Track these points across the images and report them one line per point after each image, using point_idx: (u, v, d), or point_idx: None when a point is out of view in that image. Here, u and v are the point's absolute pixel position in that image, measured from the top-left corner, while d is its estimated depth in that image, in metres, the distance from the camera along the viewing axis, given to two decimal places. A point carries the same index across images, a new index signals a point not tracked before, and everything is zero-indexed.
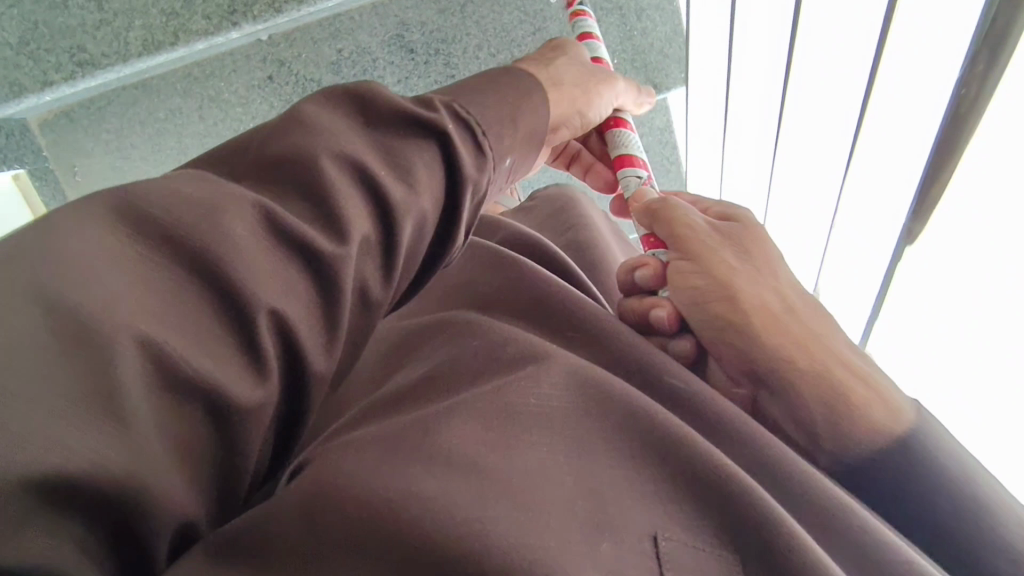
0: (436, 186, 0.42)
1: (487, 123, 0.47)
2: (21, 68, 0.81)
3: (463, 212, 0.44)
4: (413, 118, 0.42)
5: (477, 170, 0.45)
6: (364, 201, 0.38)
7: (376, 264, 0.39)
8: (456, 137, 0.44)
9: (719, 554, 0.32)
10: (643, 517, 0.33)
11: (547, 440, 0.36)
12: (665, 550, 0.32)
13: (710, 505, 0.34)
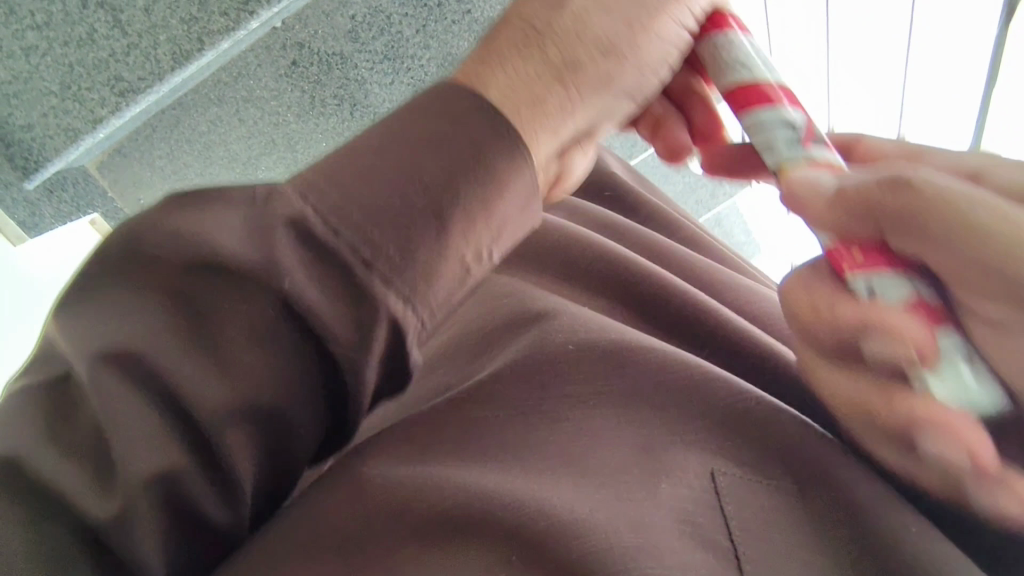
0: (289, 398, 0.29)
1: (375, 244, 0.29)
2: (70, 112, 0.84)
3: (359, 384, 0.30)
4: (225, 290, 0.28)
5: (353, 337, 0.29)
6: (171, 419, 0.27)
7: (240, 488, 0.29)
8: (308, 286, 0.28)
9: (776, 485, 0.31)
10: (692, 456, 0.32)
11: (576, 390, 0.34)
12: (724, 487, 0.31)
13: (758, 445, 0.32)
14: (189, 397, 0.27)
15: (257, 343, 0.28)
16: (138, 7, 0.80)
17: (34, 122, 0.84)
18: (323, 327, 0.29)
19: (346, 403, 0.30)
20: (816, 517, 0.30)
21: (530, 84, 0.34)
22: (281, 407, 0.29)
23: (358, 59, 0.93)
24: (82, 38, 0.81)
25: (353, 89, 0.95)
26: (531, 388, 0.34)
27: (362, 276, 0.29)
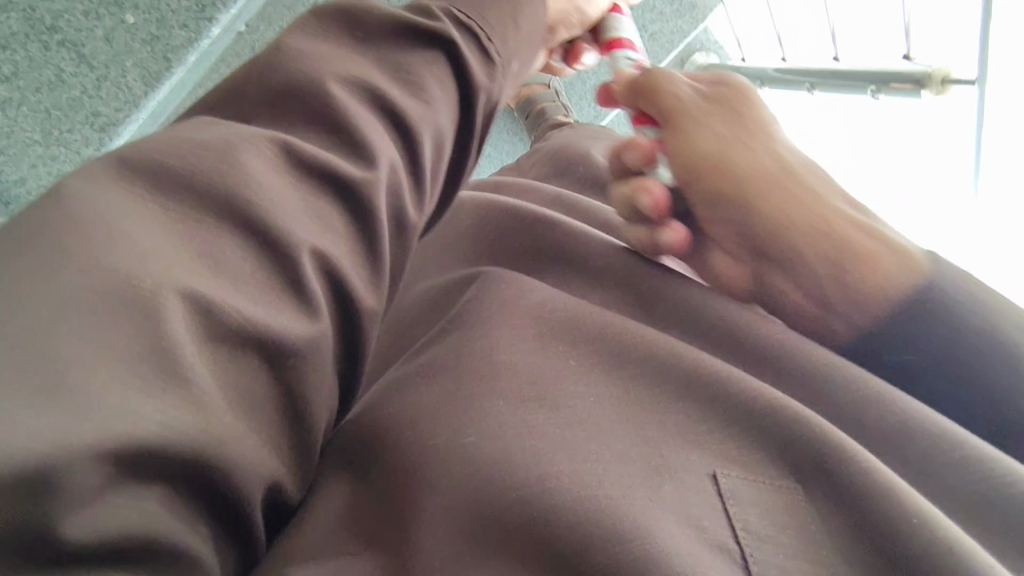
0: (449, 99, 0.38)
1: (491, 23, 0.41)
2: (59, 157, 0.83)
3: (477, 125, 0.41)
4: (415, 22, 0.38)
5: (485, 76, 0.40)
6: (378, 120, 0.34)
7: (404, 184, 0.35)
8: (462, 41, 0.39)
9: (780, 485, 0.30)
10: (698, 455, 0.31)
11: (581, 389, 0.34)
12: (727, 489, 0.29)
13: (771, 459, 0.31)
14: (364, 123, 0.33)
15: (410, 79, 0.37)
16: (97, 37, 0.78)
17: (25, 174, 0.82)
18: (466, 60, 0.39)
19: (466, 140, 0.41)
20: (832, 527, 0.28)
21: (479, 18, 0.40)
22: (426, 127, 0.36)
23: None
24: (52, 81, 0.78)
25: None
26: (530, 389, 0.33)
27: (487, 45, 0.40)
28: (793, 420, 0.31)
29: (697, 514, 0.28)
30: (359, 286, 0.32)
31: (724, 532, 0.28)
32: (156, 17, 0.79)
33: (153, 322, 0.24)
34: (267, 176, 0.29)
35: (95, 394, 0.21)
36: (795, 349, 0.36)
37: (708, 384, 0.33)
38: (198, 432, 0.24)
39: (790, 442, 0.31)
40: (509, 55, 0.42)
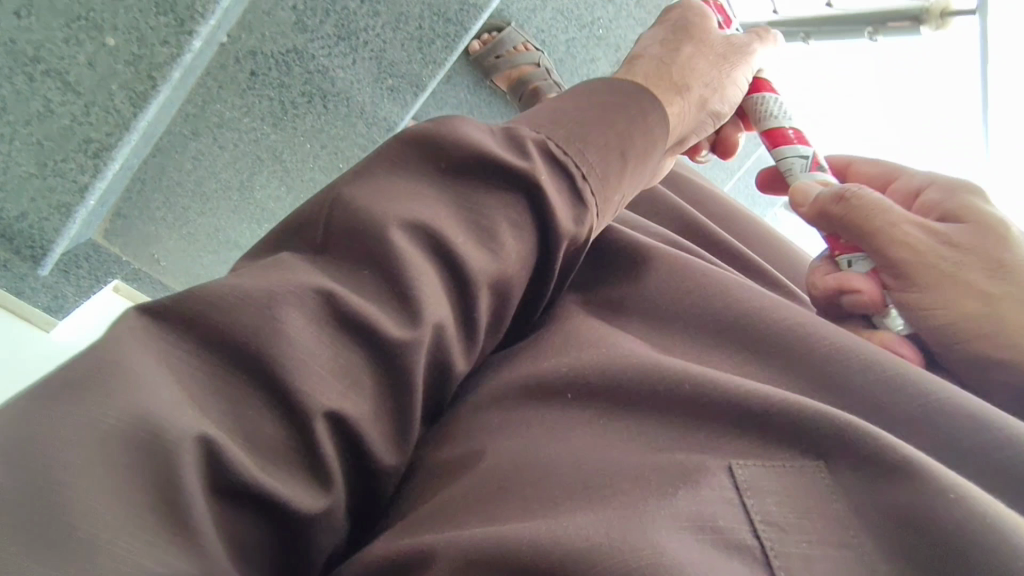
0: (524, 248, 0.36)
1: (588, 158, 0.38)
2: (54, 189, 0.73)
3: (555, 261, 0.38)
4: (511, 167, 0.35)
5: (574, 227, 0.38)
6: (432, 265, 0.33)
7: (451, 345, 0.34)
8: (551, 183, 0.37)
9: (795, 467, 0.29)
10: (710, 454, 0.30)
11: (583, 410, 0.34)
12: (744, 481, 0.29)
13: (780, 441, 0.30)
14: (419, 280, 0.32)
15: (480, 230, 0.35)
16: (80, 64, 0.66)
17: (27, 209, 0.74)
18: (557, 218, 0.37)
19: (541, 276, 0.39)
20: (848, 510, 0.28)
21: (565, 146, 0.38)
22: (483, 270, 0.34)
23: (315, 50, 0.82)
24: (39, 112, 0.68)
25: (319, 79, 0.84)
26: (541, 424, 0.34)
27: (579, 181, 0.38)
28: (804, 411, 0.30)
29: (711, 513, 0.27)
30: (379, 447, 0.31)
31: (741, 528, 0.27)
32: (136, 35, 0.65)
33: (170, 470, 0.23)
34: (303, 348, 0.28)
35: (110, 546, 0.21)
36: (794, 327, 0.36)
37: (697, 381, 0.32)
38: (210, 570, 0.24)
39: (794, 431, 0.30)
40: (603, 195, 0.39)
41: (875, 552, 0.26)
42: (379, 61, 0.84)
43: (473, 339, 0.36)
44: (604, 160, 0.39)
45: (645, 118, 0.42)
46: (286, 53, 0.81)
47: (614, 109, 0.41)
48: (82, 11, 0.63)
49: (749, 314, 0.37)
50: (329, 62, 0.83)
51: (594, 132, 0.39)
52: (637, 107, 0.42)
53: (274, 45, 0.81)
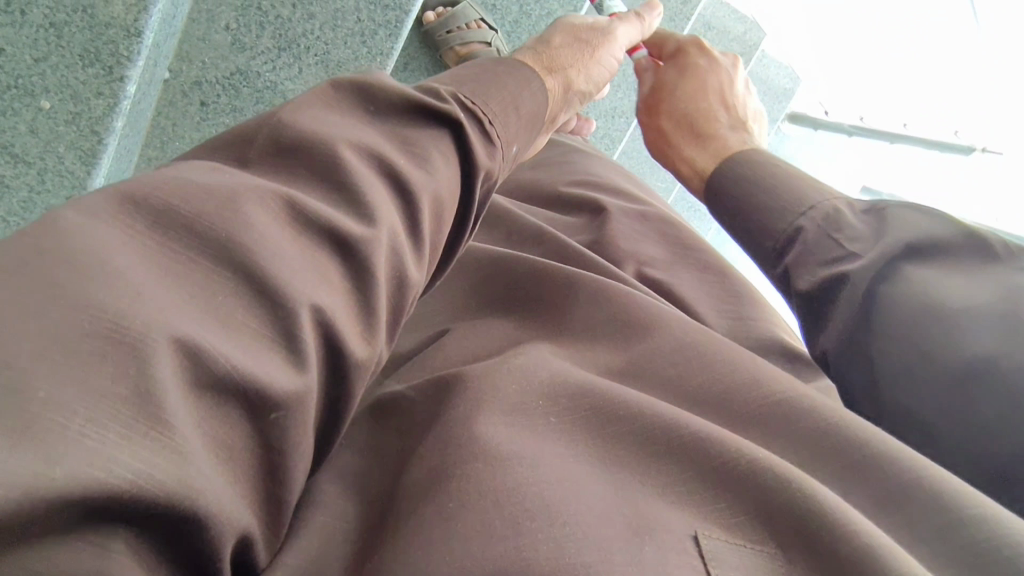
0: (451, 170, 0.42)
1: (491, 110, 0.48)
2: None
3: (476, 196, 0.44)
4: (428, 104, 0.42)
5: (487, 153, 0.45)
6: (388, 191, 0.36)
7: (405, 244, 0.36)
8: (467, 122, 0.45)
9: (762, 551, 0.28)
10: (679, 519, 0.30)
11: (562, 449, 0.34)
12: (709, 550, 0.28)
13: (757, 514, 0.30)
14: (365, 180, 0.35)
15: (408, 144, 0.40)
16: (22, 132, 0.65)
17: None
18: (472, 144, 0.44)
19: (464, 214, 0.44)
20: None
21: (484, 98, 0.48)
22: (428, 185, 0.39)
23: (256, 66, 0.84)
24: None
25: (270, 96, 0.86)
26: (518, 446, 0.33)
27: (488, 127, 0.46)
28: (770, 472, 0.31)
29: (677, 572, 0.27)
30: (350, 337, 0.31)
31: None
32: (70, 92, 0.64)
33: (139, 365, 0.23)
34: (263, 229, 0.29)
35: (78, 441, 0.20)
36: (782, 401, 0.37)
37: (678, 439, 0.33)
38: (178, 479, 0.22)
39: (741, 476, 0.31)
40: (503, 139, 0.48)
41: None
42: (324, 64, 0.86)
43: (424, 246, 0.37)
44: (501, 112, 0.48)
45: (530, 93, 0.54)
46: (228, 77, 0.83)
47: (507, 83, 0.52)
48: (10, 80, 0.61)
49: (731, 385, 0.38)
50: (273, 79, 0.85)
51: (488, 85, 0.50)
52: (519, 85, 0.53)
53: (221, 72, 0.82)
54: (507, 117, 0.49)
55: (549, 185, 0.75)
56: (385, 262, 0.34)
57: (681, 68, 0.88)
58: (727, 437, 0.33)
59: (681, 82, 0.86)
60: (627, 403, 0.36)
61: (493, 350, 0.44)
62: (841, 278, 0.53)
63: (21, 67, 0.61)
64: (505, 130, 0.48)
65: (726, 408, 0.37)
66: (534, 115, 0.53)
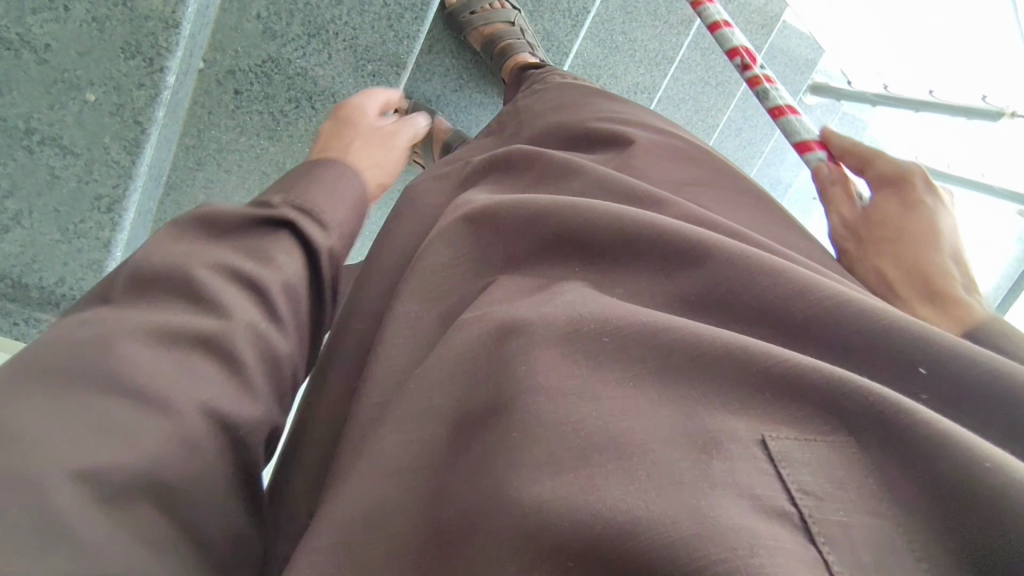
0: (296, 266, 0.50)
1: (315, 203, 0.54)
2: (83, 249, 0.82)
3: (326, 278, 0.53)
4: (263, 217, 0.50)
5: (325, 239, 0.53)
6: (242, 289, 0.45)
7: (263, 321, 0.45)
8: (301, 219, 0.52)
9: (832, 444, 0.29)
10: (744, 426, 0.30)
11: (620, 375, 0.34)
12: (778, 453, 0.28)
13: (824, 416, 0.30)
14: (224, 291, 0.44)
15: (253, 257, 0.47)
16: (70, 125, 0.74)
17: (62, 274, 0.84)
18: (312, 236, 0.52)
19: (319, 296, 0.53)
20: (896, 479, 0.27)
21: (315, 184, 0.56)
22: (271, 282, 0.47)
23: (286, 52, 0.90)
24: (48, 178, 0.77)
25: (302, 82, 0.93)
26: (571, 376, 0.33)
27: (321, 217, 0.54)
28: (836, 383, 0.30)
29: (748, 482, 0.27)
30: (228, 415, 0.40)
31: (779, 497, 0.27)
32: (114, 84, 0.72)
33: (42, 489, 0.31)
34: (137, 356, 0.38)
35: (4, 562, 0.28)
36: (823, 313, 0.37)
37: (726, 352, 0.33)
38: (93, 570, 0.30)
39: (800, 381, 0.31)
40: (333, 225, 0.54)
41: (903, 502, 0.26)
42: (354, 49, 0.92)
43: (281, 320, 0.47)
44: (328, 192, 0.56)
45: (340, 181, 0.58)
46: (261, 63, 0.90)
47: (322, 172, 0.58)
48: (59, 75, 0.71)
49: (772, 300, 0.38)
50: (305, 65, 0.91)
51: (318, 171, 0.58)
52: (343, 170, 0.60)
53: (251, 60, 0.89)
54: (337, 188, 0.57)
55: (573, 121, 0.71)
56: (243, 342, 0.43)
57: (903, 205, 0.64)
58: (774, 350, 0.32)
59: (903, 227, 0.61)
60: (674, 325, 0.35)
61: (530, 288, 0.44)
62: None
63: (67, 60, 0.70)
64: (335, 210, 0.56)
65: (778, 330, 0.37)
66: (346, 194, 0.58)
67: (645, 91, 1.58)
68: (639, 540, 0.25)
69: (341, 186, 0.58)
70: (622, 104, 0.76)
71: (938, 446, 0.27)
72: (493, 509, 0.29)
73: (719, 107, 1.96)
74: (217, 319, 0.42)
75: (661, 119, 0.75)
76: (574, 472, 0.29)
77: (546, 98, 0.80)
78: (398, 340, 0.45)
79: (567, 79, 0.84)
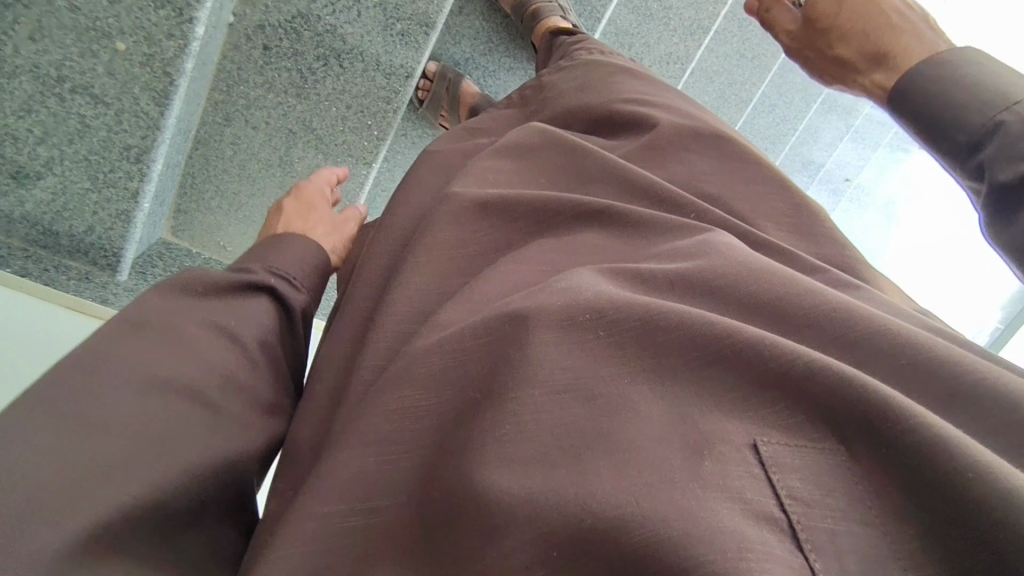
0: (272, 321, 0.55)
1: (285, 267, 0.61)
2: (112, 199, 0.83)
3: (300, 334, 0.58)
4: (246, 282, 0.55)
5: (300, 299, 0.59)
6: (215, 340, 0.49)
7: (240, 367, 0.50)
8: (277, 281, 0.58)
9: (824, 448, 0.28)
10: (734, 428, 0.30)
11: (616, 369, 0.34)
12: (769, 457, 0.28)
13: (821, 421, 0.29)
14: (205, 344, 0.48)
15: (236, 311, 0.53)
16: (101, 74, 0.74)
17: (93, 223, 0.86)
18: (289, 296, 0.58)
19: (298, 353, 0.58)
20: (885, 485, 0.27)
21: (262, 257, 0.61)
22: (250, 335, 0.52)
23: (315, 6, 0.88)
24: (78, 129, 0.78)
25: (330, 39, 0.91)
26: (568, 370, 0.34)
27: (295, 284, 0.60)
28: (841, 380, 0.29)
29: (738, 485, 0.27)
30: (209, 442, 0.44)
31: (768, 501, 0.27)
32: (143, 34, 0.72)
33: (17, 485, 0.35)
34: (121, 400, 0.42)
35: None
36: (821, 310, 0.35)
37: (725, 347, 0.32)
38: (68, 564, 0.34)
39: (792, 380, 0.30)
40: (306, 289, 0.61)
41: (888, 516, 0.26)
42: (383, 7, 0.89)
43: (259, 364, 0.51)
44: (284, 261, 0.61)
45: (301, 250, 0.64)
46: (291, 18, 0.89)
47: (283, 244, 0.64)
48: (89, 22, 0.70)
49: (772, 297, 0.37)
50: (334, 22, 0.90)
51: (273, 248, 0.63)
52: (289, 244, 0.64)
53: (282, 14, 0.89)
54: (294, 254, 0.63)
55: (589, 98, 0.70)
56: (219, 390, 0.47)
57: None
58: (781, 343, 0.31)
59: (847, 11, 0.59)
60: (677, 317, 0.35)
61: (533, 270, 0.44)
62: (995, 127, 0.47)
63: (97, 9, 0.70)
64: (286, 270, 0.61)
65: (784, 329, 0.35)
66: (309, 258, 0.64)
67: (677, 60, 1.54)
68: (628, 538, 0.26)
69: (302, 253, 0.64)
70: (651, 84, 0.75)
71: (937, 449, 0.25)
72: (485, 495, 0.30)
73: (753, 81, 1.87)
74: (190, 365, 0.46)
75: (685, 100, 0.73)
76: (566, 468, 0.30)
77: (569, 73, 0.79)
78: (396, 305, 0.46)
79: (595, 56, 0.81)
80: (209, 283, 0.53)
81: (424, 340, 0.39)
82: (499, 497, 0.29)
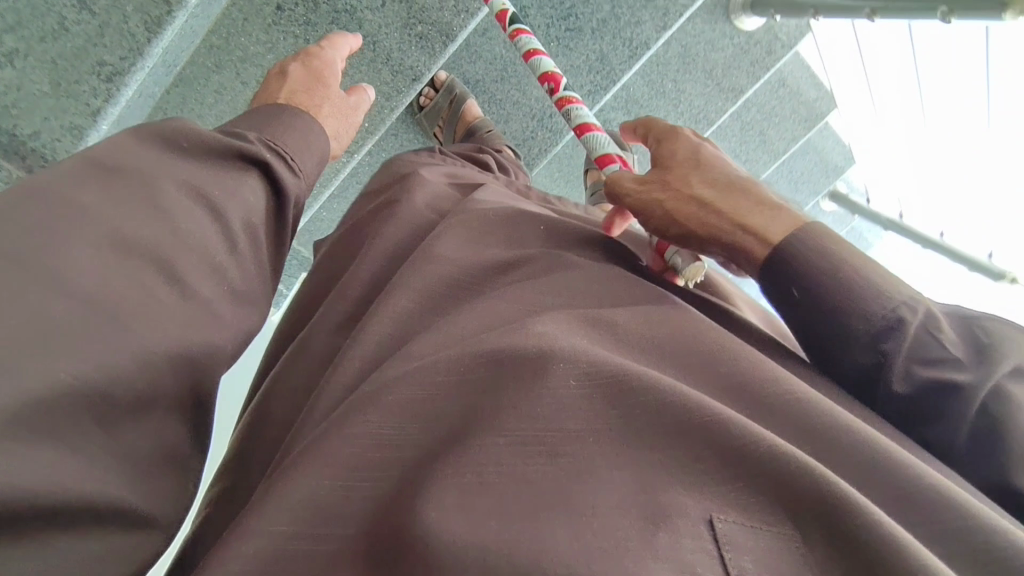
0: (257, 201, 0.54)
1: (282, 141, 0.59)
2: (69, 111, 0.79)
3: (287, 218, 0.58)
4: (238, 150, 0.54)
5: (292, 180, 0.58)
6: (198, 212, 0.49)
7: (216, 243, 0.49)
8: (270, 154, 0.57)
9: (776, 532, 0.29)
10: (692, 501, 0.30)
11: (583, 426, 0.33)
12: (723, 534, 0.28)
13: (777, 505, 0.29)
14: (184, 206, 0.48)
15: (218, 174, 0.52)
16: None
17: (40, 128, 0.80)
18: (280, 172, 0.57)
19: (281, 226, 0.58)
20: None
21: (261, 125, 0.59)
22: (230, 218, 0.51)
23: None
24: (54, 30, 0.75)
25: (346, 19, 0.91)
26: (535, 420, 0.34)
27: (290, 164, 0.59)
28: (805, 472, 0.29)
29: (691, 559, 0.27)
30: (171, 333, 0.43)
31: None
32: None
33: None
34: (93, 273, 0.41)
35: None
36: (783, 394, 0.36)
37: (695, 420, 0.33)
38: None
39: (754, 458, 0.30)
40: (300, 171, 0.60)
41: None
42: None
43: (239, 248, 0.51)
44: (279, 131, 0.60)
45: (305, 136, 0.62)
46: None
47: (285, 121, 0.61)
48: None
49: (746, 376, 0.37)
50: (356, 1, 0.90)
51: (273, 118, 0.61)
52: (284, 118, 0.61)
53: None
54: (294, 135, 0.60)
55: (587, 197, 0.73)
56: (190, 268, 0.46)
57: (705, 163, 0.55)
58: (746, 425, 0.32)
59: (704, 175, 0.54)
60: (650, 384, 0.35)
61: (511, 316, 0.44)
62: (898, 320, 0.44)
63: None
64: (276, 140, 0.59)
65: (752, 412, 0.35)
66: (312, 149, 0.62)
67: None
68: None
69: (305, 134, 0.62)
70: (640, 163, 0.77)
71: (888, 556, 0.26)
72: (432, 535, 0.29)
73: None
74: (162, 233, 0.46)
75: None
76: (520, 523, 0.29)
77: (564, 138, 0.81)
78: (372, 333, 0.46)
79: None
80: (201, 141, 0.52)
81: (394, 371, 0.39)
82: (449, 538, 0.29)
